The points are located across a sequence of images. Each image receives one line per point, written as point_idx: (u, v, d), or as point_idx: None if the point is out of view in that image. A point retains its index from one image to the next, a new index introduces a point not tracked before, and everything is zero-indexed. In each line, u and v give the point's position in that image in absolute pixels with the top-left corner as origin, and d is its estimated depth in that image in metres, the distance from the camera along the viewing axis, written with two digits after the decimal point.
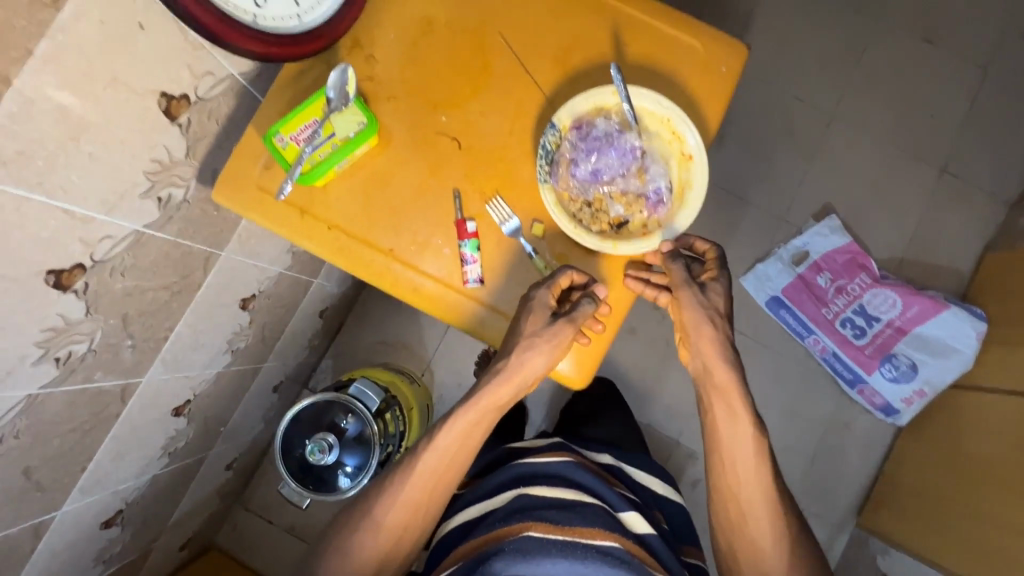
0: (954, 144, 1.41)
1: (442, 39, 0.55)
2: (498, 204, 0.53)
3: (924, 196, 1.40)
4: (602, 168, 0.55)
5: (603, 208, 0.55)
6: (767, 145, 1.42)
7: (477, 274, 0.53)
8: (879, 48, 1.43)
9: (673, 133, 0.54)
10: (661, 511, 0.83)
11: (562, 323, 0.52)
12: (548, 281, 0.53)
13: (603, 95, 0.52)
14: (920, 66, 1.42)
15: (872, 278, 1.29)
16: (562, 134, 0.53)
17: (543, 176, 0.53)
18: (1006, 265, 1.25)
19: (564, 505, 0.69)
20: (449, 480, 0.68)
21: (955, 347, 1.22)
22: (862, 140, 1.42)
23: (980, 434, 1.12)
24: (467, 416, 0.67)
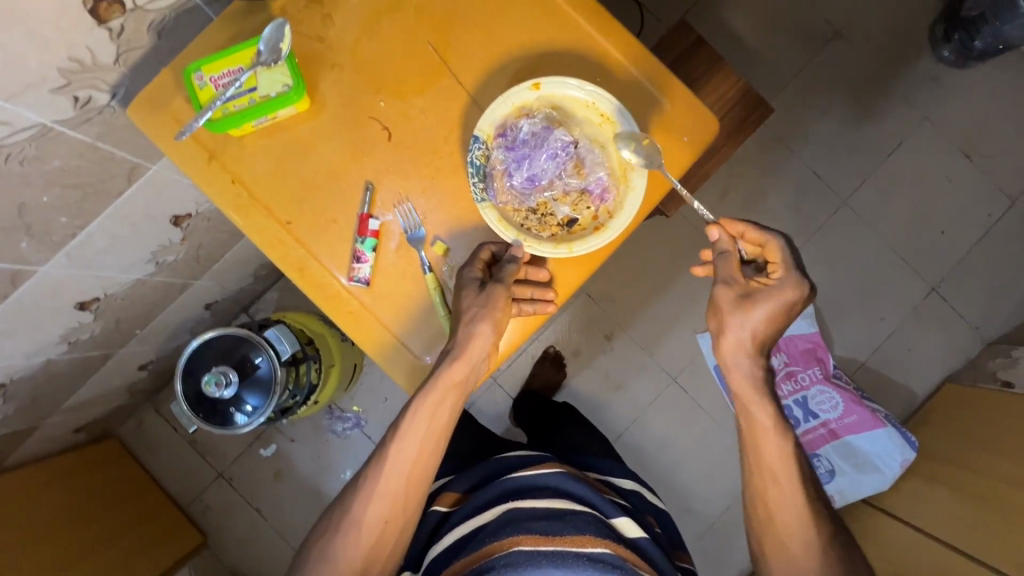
0: (953, 266, 1.36)
1: (405, 21, 0.51)
2: (406, 209, 0.51)
3: (905, 308, 1.36)
4: (539, 173, 0.50)
5: (549, 212, 0.50)
6: (771, 211, 1.37)
7: (365, 274, 0.51)
8: (914, 148, 1.37)
9: (602, 116, 0.49)
10: (655, 519, 0.83)
11: (491, 288, 0.49)
12: (470, 259, 0.50)
13: (520, 93, 0.48)
14: (948, 178, 1.36)
15: (823, 374, 1.27)
16: (488, 146, 0.48)
17: (479, 194, 0.48)
18: (957, 401, 1.23)
19: (557, 515, 0.68)
20: (423, 468, 0.66)
21: (878, 465, 1.21)
22: (863, 235, 1.37)
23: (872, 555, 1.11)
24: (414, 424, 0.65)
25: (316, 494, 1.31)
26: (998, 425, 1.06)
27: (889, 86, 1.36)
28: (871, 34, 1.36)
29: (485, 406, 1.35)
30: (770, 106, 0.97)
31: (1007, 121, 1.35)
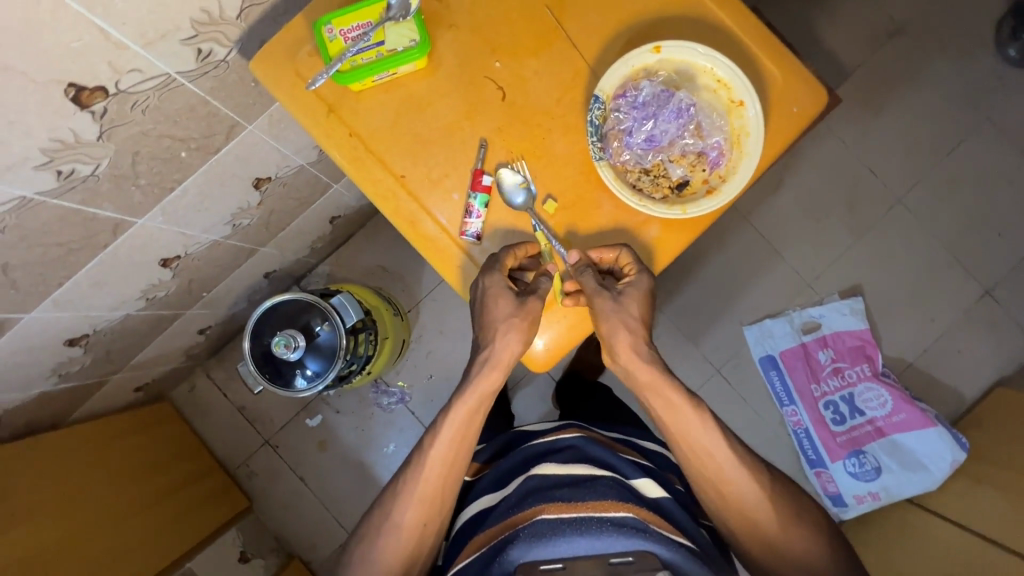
0: (1009, 268, 1.34)
1: None
2: (520, 167, 0.52)
3: (957, 309, 1.34)
4: (659, 134, 0.51)
5: (662, 174, 0.52)
6: (823, 206, 1.36)
7: (476, 229, 0.52)
8: (974, 148, 1.35)
9: (719, 81, 0.50)
10: (680, 478, 0.77)
11: (526, 297, 0.51)
12: (491, 263, 0.51)
13: (641, 56, 0.49)
14: (1008, 179, 1.34)
15: (872, 371, 1.28)
16: (607, 106, 0.50)
17: (598, 153, 0.50)
18: (1009, 403, 1.21)
19: (575, 482, 0.66)
20: (461, 462, 0.68)
21: (926, 465, 1.20)
22: (918, 233, 1.35)
23: (917, 552, 1.10)
24: (467, 401, 0.68)
25: (359, 465, 1.33)
26: None
27: (950, 84, 1.34)
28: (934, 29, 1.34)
29: (528, 387, 1.36)
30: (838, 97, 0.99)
31: None
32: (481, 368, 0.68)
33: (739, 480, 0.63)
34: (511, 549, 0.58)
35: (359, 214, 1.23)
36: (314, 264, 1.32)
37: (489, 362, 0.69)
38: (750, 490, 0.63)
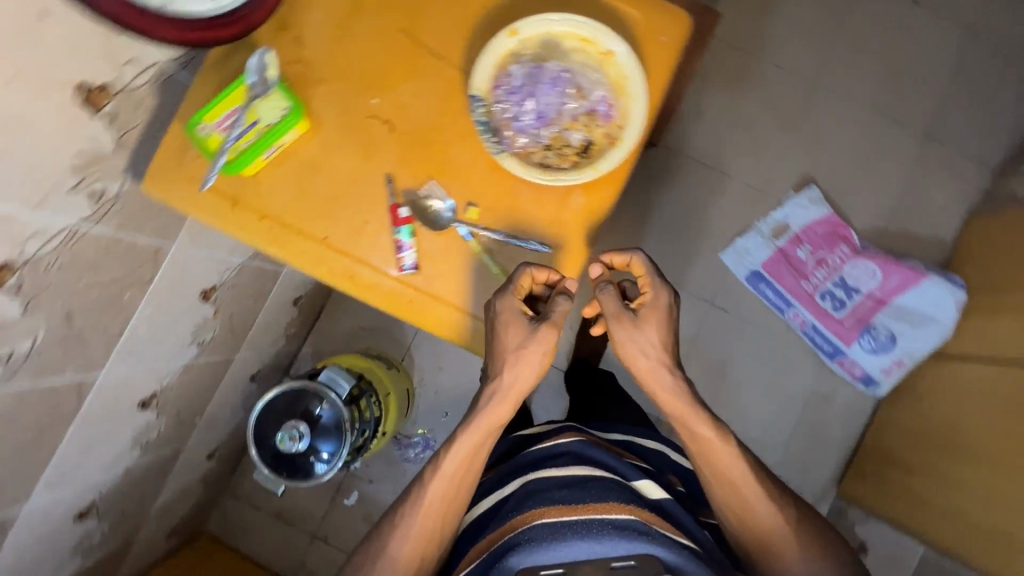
0: (939, 108, 1.37)
1: (370, 15, 0.53)
2: (431, 188, 0.52)
3: (907, 163, 1.37)
4: (545, 109, 0.52)
5: (564, 144, 0.52)
6: (748, 115, 1.39)
7: (412, 260, 0.52)
8: (864, 10, 1.38)
9: (582, 39, 0.51)
10: (681, 479, 0.83)
11: (545, 326, 0.51)
12: (510, 283, 0.51)
13: (501, 44, 0.50)
14: (905, 27, 1.38)
15: (851, 249, 1.30)
16: (487, 102, 0.51)
17: (495, 148, 0.51)
18: (990, 233, 1.23)
19: (574, 483, 0.67)
20: (464, 486, 0.70)
21: (934, 317, 1.21)
22: (845, 106, 1.38)
23: (960, 402, 1.11)
24: (468, 440, 0.70)
25: None
26: None
27: None
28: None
29: (542, 387, 1.35)
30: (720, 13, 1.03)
31: None
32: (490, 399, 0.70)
33: (758, 500, 0.71)
34: (511, 557, 0.59)
35: (319, 286, 1.23)
36: (296, 349, 1.31)
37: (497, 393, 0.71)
38: (759, 501, 0.71)
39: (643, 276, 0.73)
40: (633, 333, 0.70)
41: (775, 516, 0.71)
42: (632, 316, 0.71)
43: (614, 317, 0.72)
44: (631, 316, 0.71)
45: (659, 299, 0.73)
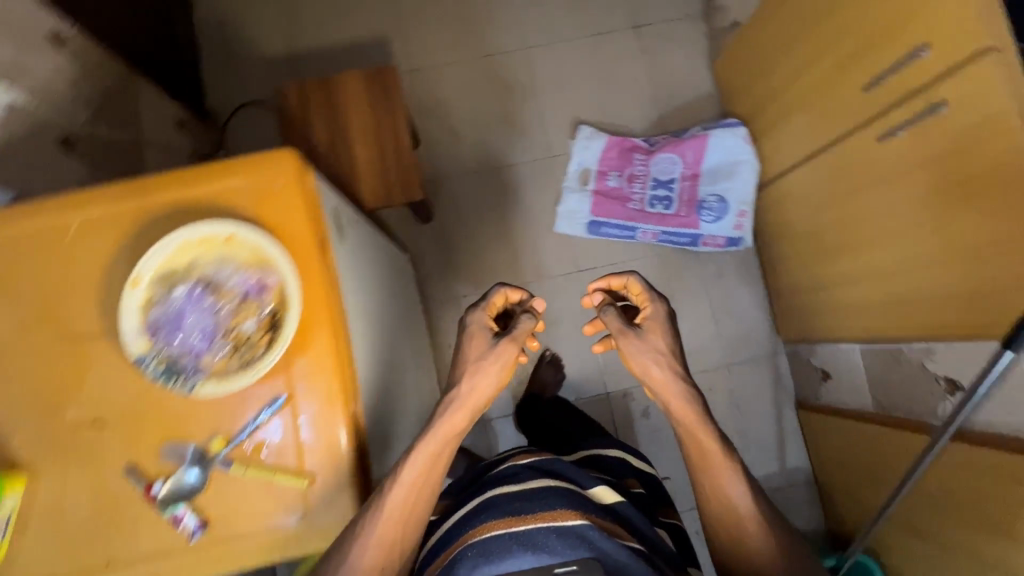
0: (630, 1, 1.50)
1: (42, 344, 0.64)
2: (168, 449, 0.63)
3: (639, 57, 1.48)
4: (206, 326, 0.63)
5: (242, 335, 0.63)
6: (497, 108, 1.47)
7: (193, 521, 0.62)
8: None
9: (194, 256, 0.63)
10: (640, 483, 0.86)
11: (502, 340, 0.70)
12: (482, 303, 0.74)
13: (135, 303, 0.62)
14: None
15: (645, 153, 1.39)
16: (157, 351, 0.62)
17: (189, 381, 0.62)
18: (733, 66, 1.35)
19: (528, 493, 0.68)
20: (423, 500, 0.66)
21: (736, 159, 1.31)
22: (564, 48, 1.49)
23: (800, 209, 1.19)
24: (428, 447, 0.66)
25: None
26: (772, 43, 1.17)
27: None
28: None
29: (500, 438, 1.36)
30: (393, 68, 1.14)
31: None
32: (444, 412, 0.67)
33: (743, 503, 0.66)
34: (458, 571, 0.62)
35: None
36: None
37: (454, 403, 0.68)
38: (735, 504, 0.66)
39: (642, 296, 0.77)
40: (641, 346, 0.72)
41: (756, 522, 0.65)
42: (635, 333, 0.73)
43: (620, 333, 0.73)
44: (632, 333, 0.73)
45: (659, 312, 0.75)
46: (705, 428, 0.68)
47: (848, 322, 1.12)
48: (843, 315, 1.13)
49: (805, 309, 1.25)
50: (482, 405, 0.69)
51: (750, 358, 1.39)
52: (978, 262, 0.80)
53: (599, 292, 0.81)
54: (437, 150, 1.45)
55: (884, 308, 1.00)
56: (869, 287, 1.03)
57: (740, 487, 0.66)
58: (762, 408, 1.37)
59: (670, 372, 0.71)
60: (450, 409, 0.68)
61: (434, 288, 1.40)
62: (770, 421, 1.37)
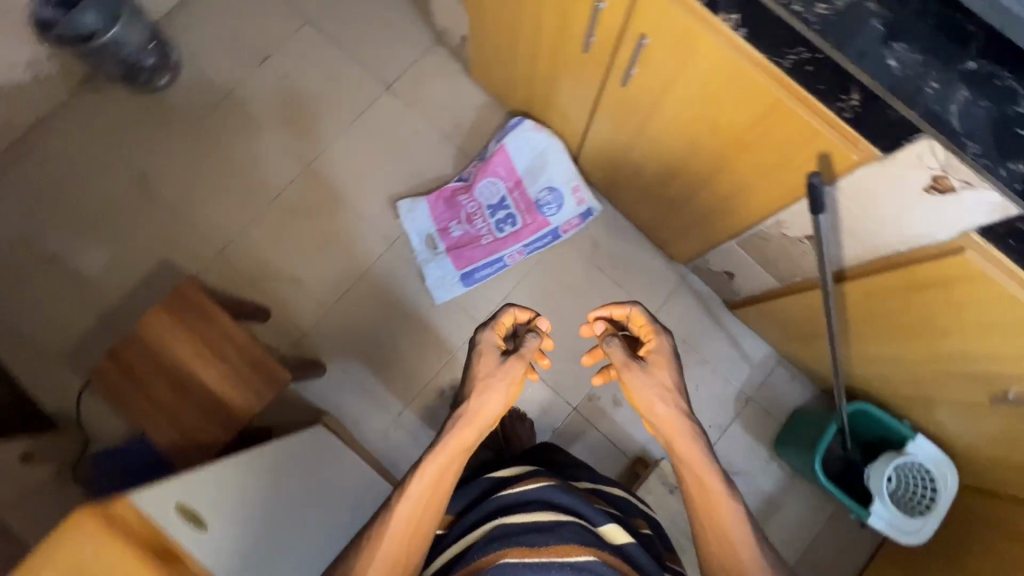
0: (373, 72, 1.52)
1: None
2: None
3: (410, 111, 1.50)
4: None
5: None
6: (319, 233, 1.44)
7: None
8: (264, 106, 1.50)
9: None
10: (646, 523, 0.85)
11: (511, 359, 0.78)
12: (492, 322, 0.81)
13: None
14: (294, 77, 1.52)
15: (465, 190, 1.39)
16: None
17: None
18: (488, 74, 1.38)
19: (544, 526, 0.68)
20: (436, 512, 0.71)
21: (540, 149, 1.34)
22: (342, 145, 1.48)
23: (614, 160, 1.22)
24: (438, 459, 0.73)
25: None
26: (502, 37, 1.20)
27: (206, 130, 1.49)
28: (150, 142, 1.47)
29: None
30: (191, 278, 1.10)
31: (245, 32, 1.53)
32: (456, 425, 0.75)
33: (745, 545, 0.66)
34: None
35: None
36: None
37: (465, 416, 0.76)
38: (732, 548, 0.65)
39: (646, 328, 0.77)
40: (646, 381, 0.73)
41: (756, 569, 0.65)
42: (641, 366, 0.73)
43: (625, 367, 0.74)
44: (637, 367, 0.73)
45: (664, 346, 0.75)
46: (714, 468, 0.68)
47: (711, 230, 1.16)
48: (704, 226, 1.17)
49: (677, 234, 1.28)
50: (489, 422, 0.77)
51: (667, 296, 1.42)
52: (756, 144, 0.84)
53: (603, 321, 0.81)
54: (291, 305, 1.41)
55: (724, 207, 1.04)
56: (702, 197, 1.07)
57: (744, 526, 0.66)
58: (706, 330, 1.41)
59: (675, 409, 0.72)
60: (461, 424, 0.75)
61: (368, 422, 1.36)
62: (719, 335, 1.40)
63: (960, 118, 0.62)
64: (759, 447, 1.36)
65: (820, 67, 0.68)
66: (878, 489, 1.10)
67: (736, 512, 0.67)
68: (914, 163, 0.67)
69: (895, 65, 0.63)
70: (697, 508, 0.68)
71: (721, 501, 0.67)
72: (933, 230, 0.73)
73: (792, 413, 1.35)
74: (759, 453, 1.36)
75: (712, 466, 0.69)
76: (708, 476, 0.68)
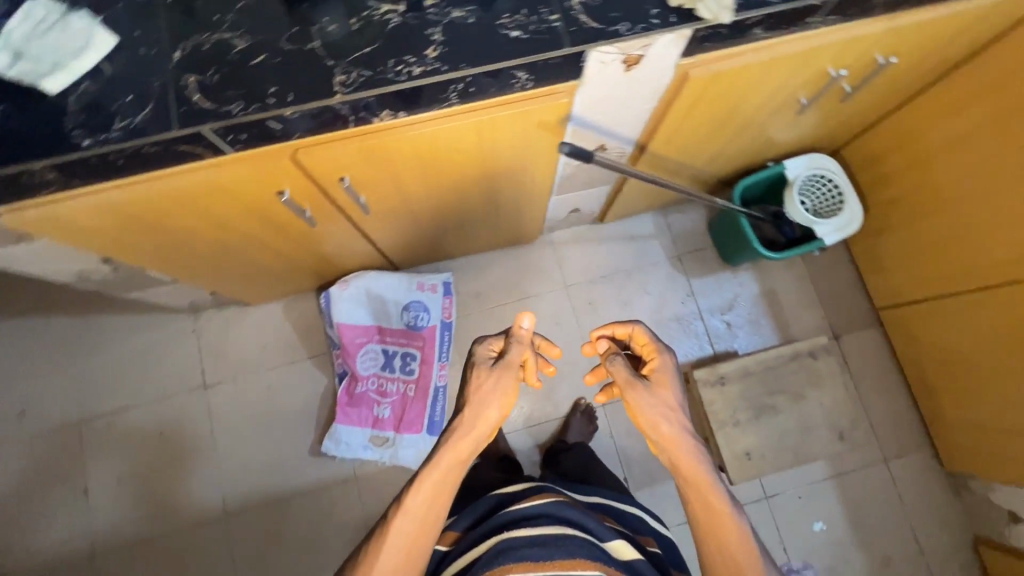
0: (179, 389, 1.38)
1: None
2: None
3: (244, 379, 1.38)
4: None
5: None
6: (296, 540, 1.30)
7: None
8: (132, 518, 1.31)
9: None
10: (655, 541, 0.85)
11: (503, 367, 0.73)
12: (488, 333, 0.77)
13: None
14: (125, 469, 1.33)
15: (353, 381, 1.31)
16: None
17: None
18: (264, 291, 1.31)
19: (548, 539, 0.67)
20: (429, 532, 0.67)
21: (366, 293, 1.30)
22: (229, 463, 1.34)
23: (420, 241, 1.22)
24: (433, 471, 0.67)
25: (854, 521, 1.32)
26: (243, 268, 1.13)
27: None
28: None
29: (664, 513, 1.33)
30: None
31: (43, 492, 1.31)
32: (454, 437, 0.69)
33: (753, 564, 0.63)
34: None
35: None
36: None
37: (461, 425, 0.70)
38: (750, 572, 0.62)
39: (647, 347, 0.75)
40: (653, 400, 0.69)
41: None
42: (645, 384, 0.69)
43: (628, 386, 0.70)
44: (642, 385, 0.69)
45: (666, 365, 0.72)
46: (722, 494, 0.65)
47: (532, 208, 1.19)
48: (525, 211, 1.20)
49: (515, 229, 1.31)
50: (484, 435, 0.70)
51: (558, 265, 1.46)
52: (495, 149, 0.85)
53: (605, 339, 0.79)
54: None
55: (522, 192, 1.07)
56: (501, 202, 1.10)
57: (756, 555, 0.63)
58: (606, 253, 1.46)
59: (679, 428, 0.67)
60: (455, 435, 0.70)
61: None
62: (614, 245, 1.47)
63: (593, 19, 0.66)
64: (719, 274, 1.46)
65: (477, 83, 0.68)
66: (807, 221, 1.21)
67: (745, 539, 0.64)
68: (602, 65, 0.71)
69: (519, 32, 0.66)
70: (705, 541, 0.65)
71: (730, 532, 0.64)
72: (657, 83, 0.78)
73: (711, 232, 1.45)
74: (726, 277, 1.45)
75: (719, 494, 0.65)
76: (715, 503, 0.64)
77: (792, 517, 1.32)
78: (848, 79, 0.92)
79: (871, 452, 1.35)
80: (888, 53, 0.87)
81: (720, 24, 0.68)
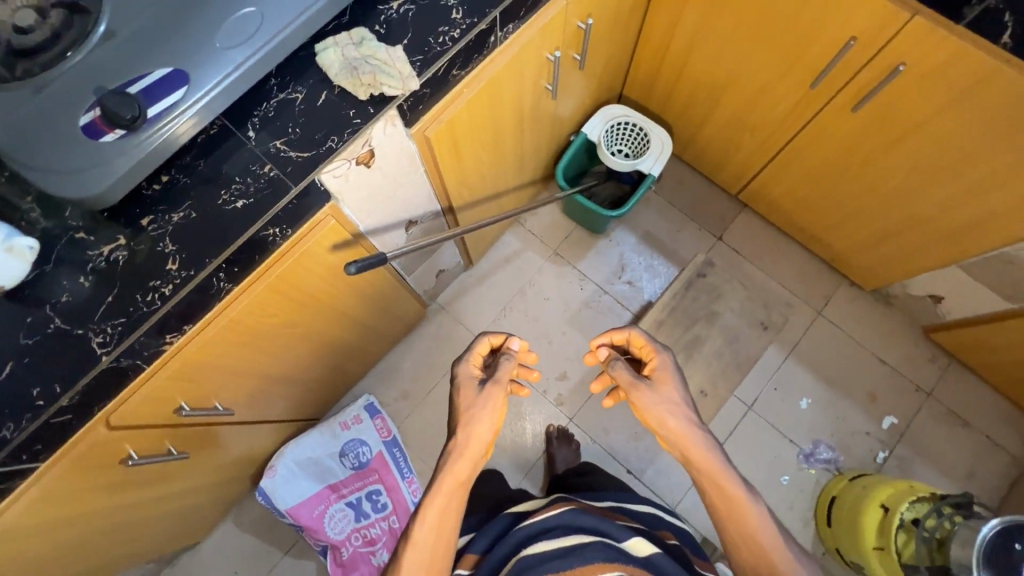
0: None
1: None
2: None
3: None
4: None
5: None
6: None
7: None
8: None
9: None
10: (674, 534, 0.85)
11: (489, 386, 0.77)
12: (466, 354, 0.83)
13: None
14: None
15: (335, 550, 1.23)
16: None
17: None
18: (201, 525, 1.22)
19: (566, 549, 0.68)
20: (440, 562, 0.67)
21: (297, 465, 1.22)
22: None
23: (317, 389, 1.18)
24: (437, 499, 0.69)
25: (829, 378, 1.38)
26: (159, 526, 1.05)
27: None
28: None
29: (679, 477, 1.33)
30: None
31: None
32: (452, 457, 0.72)
33: (779, 552, 0.61)
34: None
35: None
36: None
37: (456, 449, 0.73)
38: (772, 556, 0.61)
39: (646, 348, 0.76)
40: (657, 397, 0.70)
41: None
42: (647, 384, 0.71)
43: (631, 386, 0.71)
44: (644, 384, 0.70)
45: (667, 362, 0.74)
46: (739, 483, 0.64)
47: (397, 300, 1.18)
48: (393, 306, 1.19)
49: (398, 322, 1.30)
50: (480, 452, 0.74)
51: (459, 322, 1.45)
52: (312, 291, 0.83)
53: (604, 347, 0.81)
54: None
55: (374, 299, 1.06)
56: (363, 316, 1.08)
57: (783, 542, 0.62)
58: (494, 287, 1.47)
59: (686, 420, 0.68)
60: (452, 457, 0.72)
61: None
62: (497, 276, 1.48)
63: (302, 150, 0.67)
64: (598, 245, 1.50)
65: (236, 261, 0.67)
66: (631, 166, 1.27)
67: (770, 523, 0.62)
68: (341, 178, 0.71)
69: (243, 200, 0.66)
70: (729, 536, 0.63)
71: (754, 521, 0.62)
72: (408, 157, 0.80)
73: (569, 216, 1.49)
74: (605, 244, 1.50)
75: (736, 482, 0.64)
76: (730, 493, 0.63)
77: (780, 408, 1.36)
78: (570, 50, 0.98)
79: (804, 313, 1.42)
80: (583, 17, 0.93)
81: (414, 89, 0.70)
